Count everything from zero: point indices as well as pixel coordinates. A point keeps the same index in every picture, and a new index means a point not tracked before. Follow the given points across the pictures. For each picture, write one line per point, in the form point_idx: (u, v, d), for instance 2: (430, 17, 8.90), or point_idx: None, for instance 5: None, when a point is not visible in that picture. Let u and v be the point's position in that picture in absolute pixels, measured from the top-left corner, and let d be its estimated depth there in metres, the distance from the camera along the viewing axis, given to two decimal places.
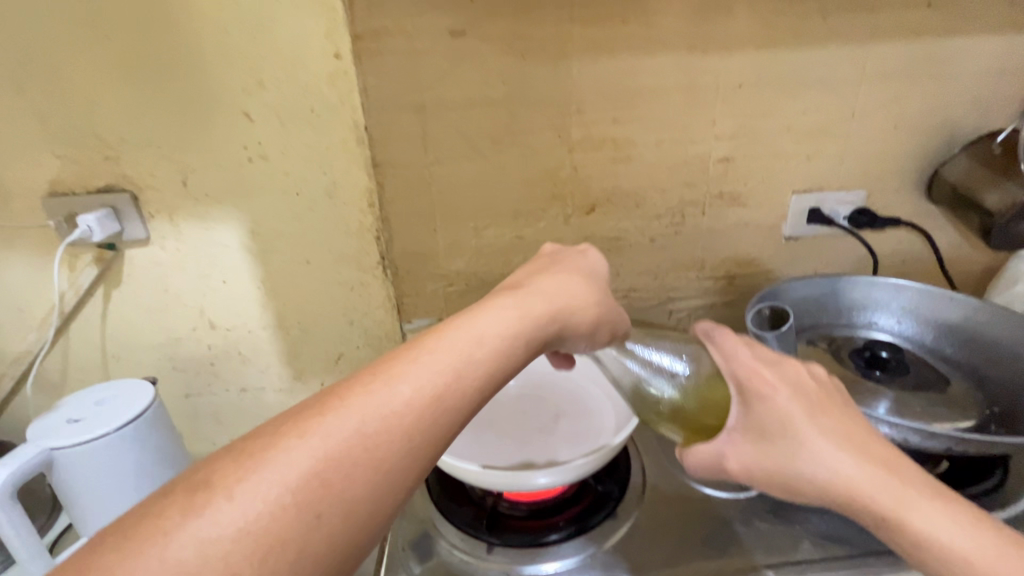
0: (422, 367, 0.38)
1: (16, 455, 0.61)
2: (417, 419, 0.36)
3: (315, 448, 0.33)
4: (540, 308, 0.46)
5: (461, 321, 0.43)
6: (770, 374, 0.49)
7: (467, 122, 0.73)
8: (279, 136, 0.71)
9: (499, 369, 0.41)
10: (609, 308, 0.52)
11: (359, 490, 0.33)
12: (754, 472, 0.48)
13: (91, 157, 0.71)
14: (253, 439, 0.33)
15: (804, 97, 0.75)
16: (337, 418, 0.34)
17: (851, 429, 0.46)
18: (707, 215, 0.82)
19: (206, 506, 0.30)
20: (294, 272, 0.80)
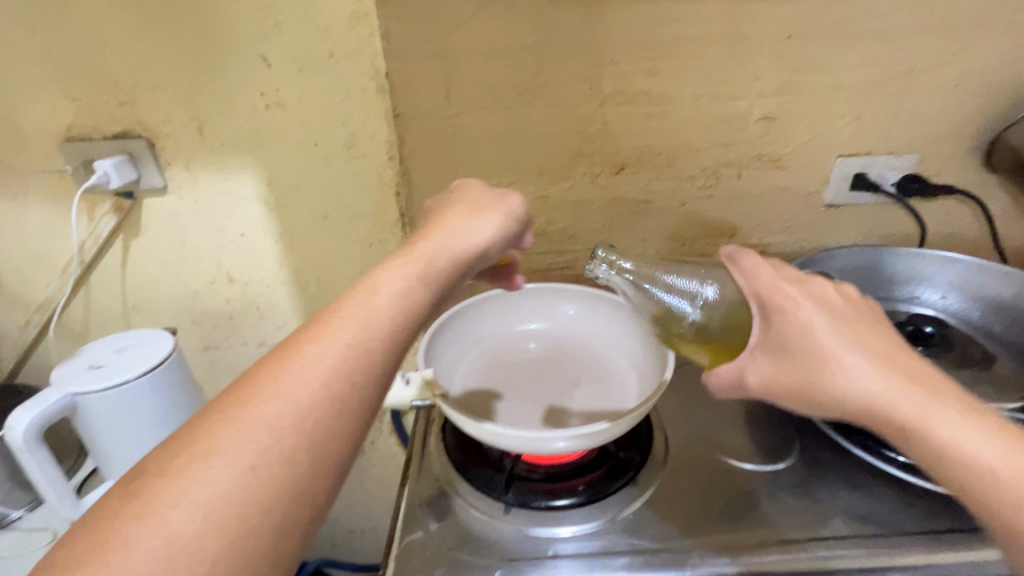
0: (333, 329, 0.38)
1: (41, 398, 0.62)
2: (338, 378, 0.36)
3: (247, 433, 0.33)
4: (448, 257, 0.46)
5: (363, 281, 0.42)
6: (794, 289, 0.46)
7: (492, 71, 0.69)
8: (296, 83, 0.68)
9: (414, 315, 0.42)
10: (502, 241, 0.51)
11: (297, 446, 0.33)
12: (773, 390, 0.46)
13: (105, 101, 0.69)
14: (182, 443, 0.33)
15: (859, 50, 0.69)
16: (258, 401, 0.34)
17: (880, 345, 0.43)
18: (743, 177, 0.78)
19: (159, 510, 0.30)
20: (311, 227, 0.78)
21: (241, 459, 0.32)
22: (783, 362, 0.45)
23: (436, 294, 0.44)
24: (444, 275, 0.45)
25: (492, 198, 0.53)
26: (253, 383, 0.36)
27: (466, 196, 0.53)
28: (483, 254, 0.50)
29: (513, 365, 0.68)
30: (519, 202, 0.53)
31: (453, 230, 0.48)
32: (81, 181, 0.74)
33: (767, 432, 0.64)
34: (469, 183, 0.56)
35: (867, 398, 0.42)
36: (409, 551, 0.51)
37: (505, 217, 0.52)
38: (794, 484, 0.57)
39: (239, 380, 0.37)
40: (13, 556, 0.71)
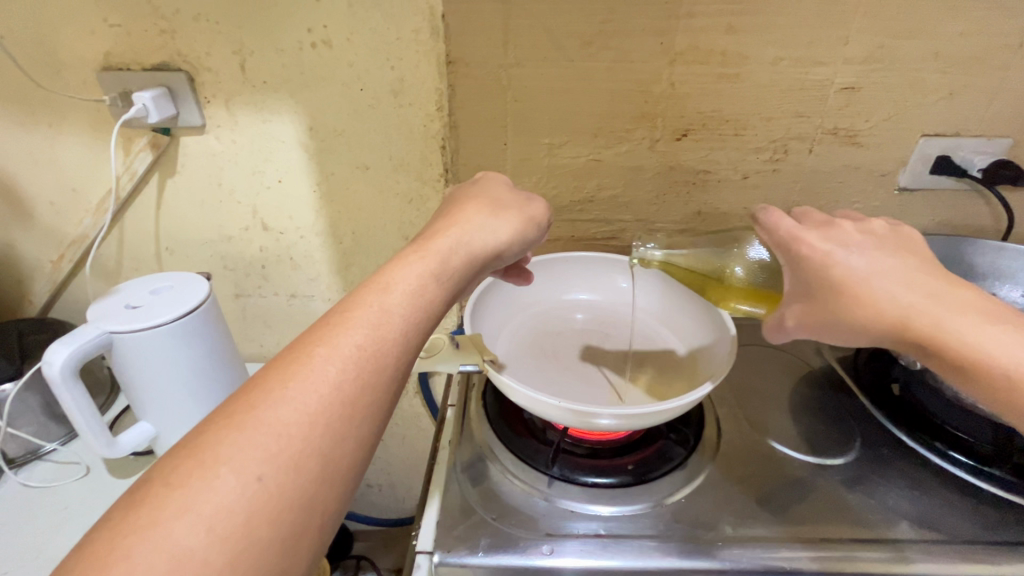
0: (343, 331, 0.38)
1: (78, 335, 0.61)
2: (349, 380, 0.36)
3: (254, 439, 0.32)
4: (459, 257, 0.46)
5: (371, 282, 0.42)
6: (817, 238, 0.47)
7: (557, 17, 0.63)
8: (346, 19, 0.64)
9: (424, 315, 0.42)
10: (523, 240, 0.52)
11: (310, 446, 0.33)
12: (819, 333, 0.48)
13: (145, 28, 0.66)
14: (181, 453, 0.31)
15: (965, 16, 0.62)
16: (264, 406, 0.33)
17: (911, 272, 0.44)
18: (814, 152, 0.72)
19: (158, 526, 0.28)
20: (351, 177, 0.75)
21: (247, 467, 0.31)
22: (819, 306, 0.46)
23: (447, 295, 0.44)
24: (455, 275, 0.45)
25: (512, 199, 0.53)
26: (259, 388, 0.35)
27: (482, 194, 0.54)
28: (498, 254, 0.50)
29: (559, 337, 0.66)
30: (540, 207, 0.54)
31: (467, 230, 0.48)
32: (118, 113, 0.71)
33: (824, 425, 0.61)
34: (494, 181, 0.56)
35: (907, 328, 0.42)
36: (451, 515, 0.50)
37: (525, 218, 0.52)
38: (852, 480, 0.54)
39: (241, 388, 0.36)
40: (48, 487, 0.72)
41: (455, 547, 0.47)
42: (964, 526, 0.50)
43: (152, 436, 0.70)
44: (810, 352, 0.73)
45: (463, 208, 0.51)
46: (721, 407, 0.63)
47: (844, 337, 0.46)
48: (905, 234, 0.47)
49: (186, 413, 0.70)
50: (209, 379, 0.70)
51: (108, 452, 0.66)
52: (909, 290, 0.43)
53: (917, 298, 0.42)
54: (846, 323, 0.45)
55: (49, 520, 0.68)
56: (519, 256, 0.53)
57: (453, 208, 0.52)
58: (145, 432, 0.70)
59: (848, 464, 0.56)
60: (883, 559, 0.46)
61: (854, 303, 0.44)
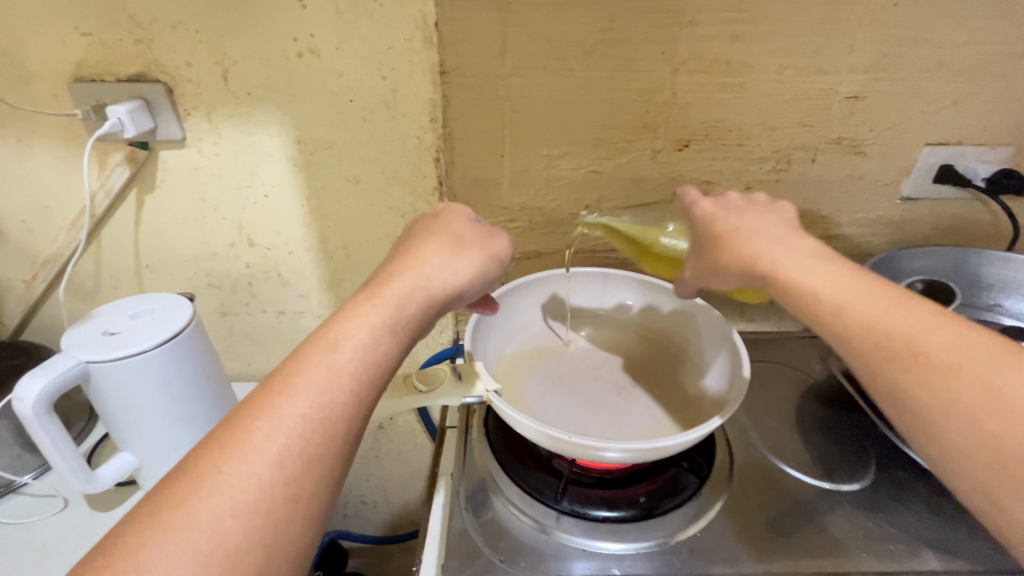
0: (286, 401, 0.35)
1: (52, 366, 0.57)
2: (289, 459, 0.33)
3: (180, 539, 0.29)
4: (415, 302, 0.43)
5: (317, 337, 0.39)
6: (709, 202, 0.55)
7: (556, 25, 0.61)
8: (335, 28, 0.61)
9: (377, 372, 0.39)
10: (483, 278, 0.49)
11: (245, 543, 0.30)
12: (707, 282, 0.54)
13: (119, 37, 0.62)
14: (99, 559, 0.29)
15: (972, 24, 0.61)
16: (193, 498, 0.31)
17: (777, 227, 0.51)
18: (817, 162, 0.71)
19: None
20: (342, 191, 0.72)
21: (172, 574, 0.28)
22: (704, 256, 0.53)
23: (402, 345, 0.41)
24: (411, 323, 0.42)
25: (474, 234, 0.50)
26: (188, 475, 0.32)
27: (442, 228, 0.50)
28: (459, 296, 0.47)
29: (567, 362, 0.64)
30: (503, 242, 0.51)
31: (425, 272, 0.45)
32: (92, 126, 0.67)
33: (836, 445, 0.60)
34: (457, 212, 0.53)
35: (758, 266, 0.48)
36: (456, 557, 0.48)
37: (486, 256, 0.49)
38: (868, 505, 0.53)
39: (168, 473, 0.33)
40: (22, 524, 0.68)
41: None
42: (983, 552, 0.48)
43: (134, 467, 0.67)
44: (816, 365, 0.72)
45: (421, 245, 0.47)
46: (730, 428, 0.62)
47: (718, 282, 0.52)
48: (785, 206, 0.54)
49: (172, 443, 0.66)
50: (194, 409, 0.66)
51: (87, 487, 0.63)
52: (768, 238, 0.49)
53: (769, 242, 0.49)
54: (715, 264, 0.51)
55: (22, 561, 0.64)
56: (480, 293, 0.50)
57: (411, 244, 0.48)
58: (128, 464, 0.66)
59: (863, 488, 0.54)
60: None
61: (723, 247, 0.51)
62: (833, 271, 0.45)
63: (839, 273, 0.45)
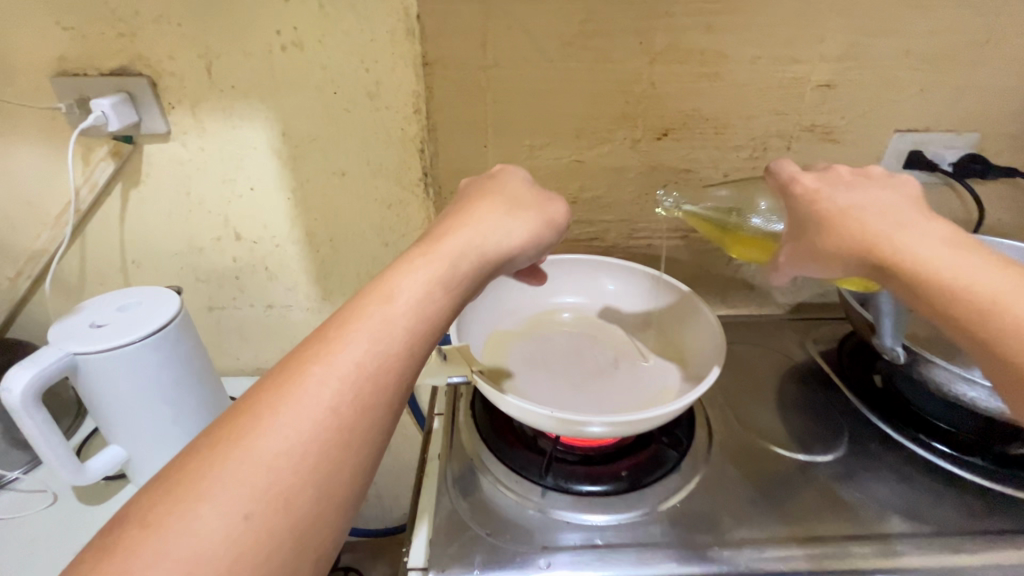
0: (340, 349, 0.35)
1: (39, 358, 0.57)
2: (345, 404, 0.34)
3: (239, 473, 0.30)
4: (469, 259, 0.43)
5: (371, 289, 0.39)
6: (810, 180, 0.50)
7: (536, 17, 0.62)
8: (318, 20, 0.61)
9: (430, 326, 0.39)
10: (539, 242, 0.48)
11: (300, 481, 0.31)
12: (808, 269, 0.50)
13: (102, 31, 0.62)
14: (161, 488, 0.30)
15: (935, 14, 0.63)
16: (252, 436, 0.31)
17: (901, 207, 0.45)
18: (792, 149, 0.73)
19: (133, 573, 0.27)
20: (328, 183, 0.73)
21: (232, 505, 0.29)
22: (805, 241, 0.49)
23: (455, 302, 0.41)
24: (465, 279, 0.42)
25: (531, 196, 0.50)
26: (247, 413, 0.33)
27: (498, 189, 0.50)
28: (513, 258, 0.47)
29: (547, 342, 0.65)
30: (561, 207, 0.51)
31: (480, 230, 0.45)
32: (75, 121, 0.67)
33: (812, 421, 0.62)
34: (514, 174, 0.53)
35: (875, 257, 0.44)
36: (444, 532, 0.49)
37: (543, 220, 0.49)
38: (842, 475, 0.55)
39: (229, 409, 0.34)
40: (12, 519, 0.68)
41: (449, 565, 0.46)
42: (950, 516, 0.51)
43: (124, 459, 0.67)
44: (794, 348, 0.74)
45: (479, 202, 0.48)
46: (710, 407, 0.64)
47: (820, 266, 0.48)
48: (905, 177, 0.48)
49: (161, 435, 0.67)
50: (184, 399, 0.67)
51: (76, 479, 0.63)
52: (895, 223, 0.44)
53: (894, 227, 0.44)
54: (821, 251, 0.47)
55: (12, 555, 0.64)
56: (534, 258, 0.50)
57: (465, 203, 0.49)
58: (117, 456, 0.66)
59: (836, 460, 0.57)
60: (875, 554, 0.47)
61: (832, 233, 0.46)
62: (976, 268, 0.41)
63: (990, 273, 0.40)
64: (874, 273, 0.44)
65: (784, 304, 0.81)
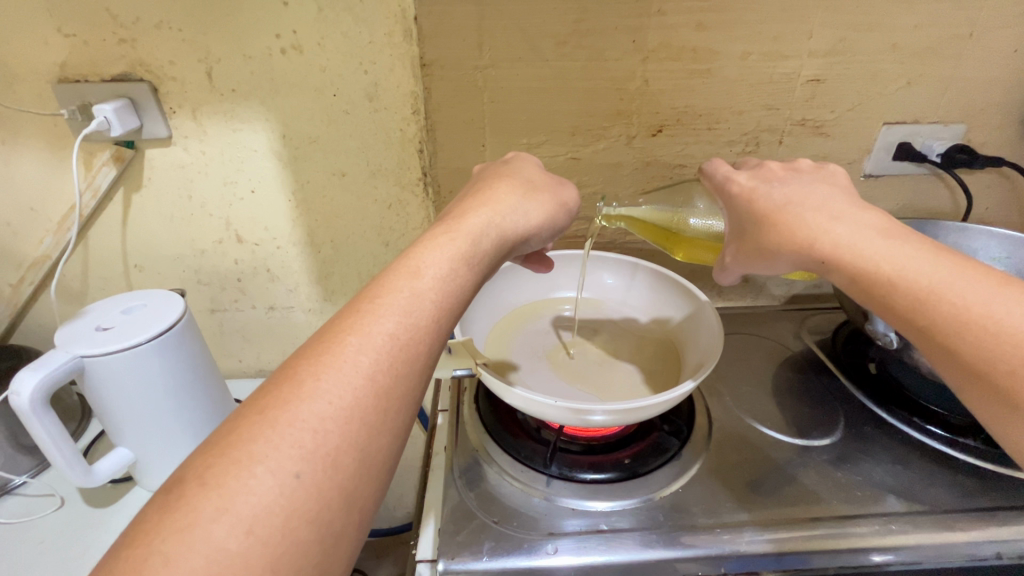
0: (373, 320, 0.36)
1: (47, 361, 0.58)
2: (382, 371, 0.34)
3: (289, 435, 0.30)
4: (489, 238, 0.44)
5: (399, 266, 0.40)
6: (742, 178, 0.52)
7: (531, 17, 0.63)
8: (316, 23, 0.62)
9: (454, 301, 0.40)
10: (552, 221, 0.50)
11: (347, 441, 0.31)
12: (753, 265, 0.51)
13: (103, 38, 0.63)
14: (213, 451, 0.30)
15: (920, 8, 0.65)
16: (298, 401, 0.32)
17: (832, 199, 0.46)
18: (784, 144, 0.74)
19: (197, 527, 0.27)
20: (328, 185, 0.74)
21: (284, 465, 0.29)
22: (746, 239, 0.50)
23: (476, 278, 0.43)
24: (485, 256, 0.44)
25: (543, 180, 0.52)
26: (291, 380, 0.33)
27: (514, 173, 0.52)
28: (527, 238, 0.49)
29: (547, 335, 0.67)
30: (572, 192, 0.53)
31: (499, 210, 0.46)
32: (77, 127, 0.68)
33: (808, 407, 0.63)
34: (525, 161, 0.55)
35: (807, 246, 0.45)
36: (452, 521, 0.50)
37: (556, 202, 0.51)
38: (838, 459, 0.56)
39: (269, 379, 0.34)
40: (20, 523, 0.68)
41: (458, 553, 0.47)
42: (944, 496, 0.52)
43: (131, 461, 0.68)
44: (790, 338, 0.76)
45: (494, 186, 0.49)
46: (709, 396, 0.65)
47: (766, 263, 0.49)
48: (833, 172, 0.50)
49: (166, 437, 0.67)
50: (188, 402, 0.67)
51: (84, 481, 0.63)
52: (826, 213, 0.45)
53: (825, 218, 0.45)
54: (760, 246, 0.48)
55: (20, 558, 0.64)
56: (545, 240, 0.51)
57: (482, 186, 0.50)
58: (124, 458, 0.67)
59: (832, 444, 0.58)
60: (871, 533, 0.48)
61: (773, 228, 0.47)
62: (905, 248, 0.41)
63: (919, 254, 0.41)
64: (816, 264, 0.45)
65: (779, 296, 0.82)
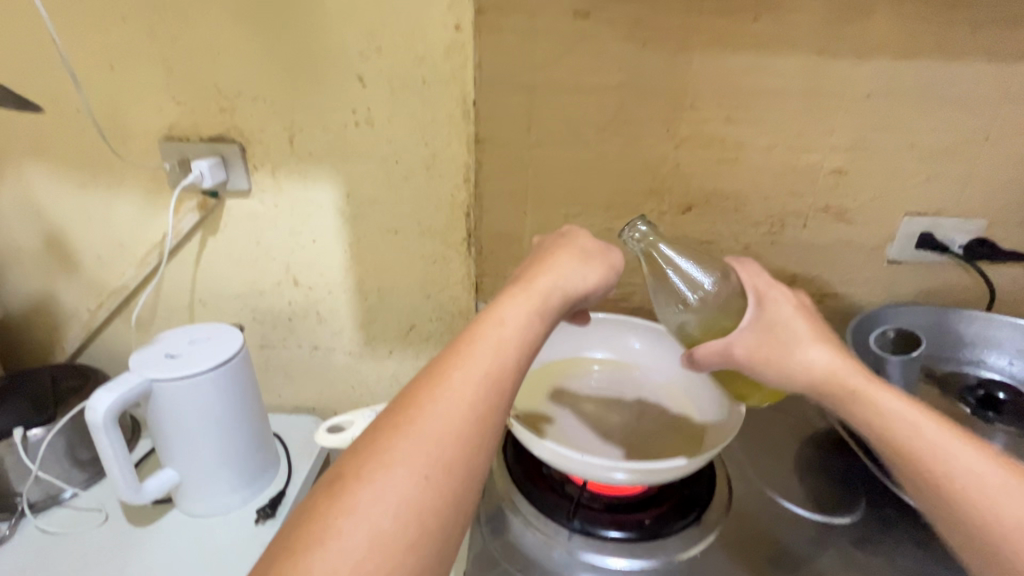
0: (472, 355, 0.41)
1: (122, 382, 0.64)
2: (483, 399, 0.39)
3: (417, 446, 0.36)
4: (558, 295, 0.49)
5: (485, 314, 0.45)
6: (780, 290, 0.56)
7: (576, 107, 0.72)
8: (388, 104, 0.72)
9: (533, 345, 0.45)
10: (603, 285, 0.54)
11: (460, 455, 0.36)
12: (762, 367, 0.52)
13: (208, 106, 0.74)
14: (360, 455, 0.36)
15: (935, 114, 0.71)
16: (422, 418, 0.37)
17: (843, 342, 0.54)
18: (807, 227, 0.79)
19: (357, 510, 0.33)
20: (381, 241, 0.81)
21: (418, 467, 0.35)
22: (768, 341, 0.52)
23: (546, 329, 0.47)
24: (556, 309, 0.48)
25: (596, 246, 0.56)
26: (411, 402, 0.38)
27: (571, 240, 0.56)
28: (586, 297, 0.53)
29: (575, 393, 0.70)
30: (620, 255, 0.56)
31: (565, 271, 0.51)
32: (174, 178, 0.78)
33: (830, 485, 0.64)
34: (579, 229, 0.59)
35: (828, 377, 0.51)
36: (475, 566, 0.52)
37: (608, 265, 0.54)
38: (859, 540, 0.57)
39: (392, 401, 0.39)
40: (65, 534, 0.73)
41: None
42: None
43: (175, 483, 0.72)
44: (812, 414, 0.76)
45: (554, 252, 0.54)
46: (730, 465, 0.66)
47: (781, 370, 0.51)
48: None
49: (213, 461, 0.72)
50: (235, 430, 0.72)
51: (134, 498, 0.68)
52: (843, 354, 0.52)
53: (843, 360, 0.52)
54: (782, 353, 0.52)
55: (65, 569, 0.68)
56: (600, 299, 0.55)
57: (545, 251, 0.54)
58: (169, 479, 0.71)
59: (854, 523, 0.58)
60: None
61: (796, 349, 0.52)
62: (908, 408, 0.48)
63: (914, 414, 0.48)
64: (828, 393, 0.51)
65: None
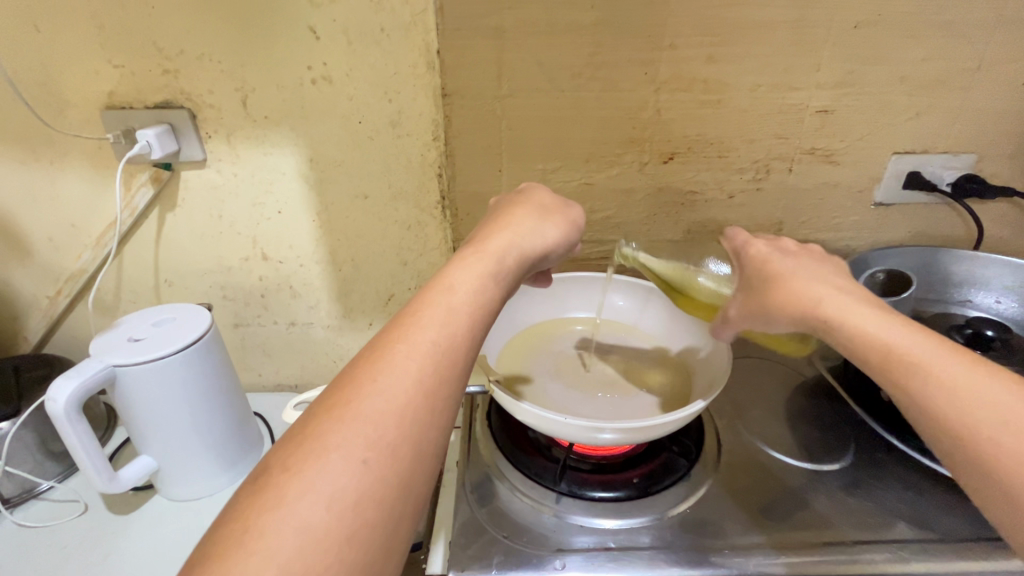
0: (417, 329, 0.39)
1: (82, 368, 0.61)
2: (428, 373, 0.37)
3: (354, 429, 0.33)
4: (512, 257, 0.46)
5: (433, 283, 0.42)
6: (764, 247, 0.57)
7: (548, 51, 0.67)
8: (346, 57, 0.66)
9: (486, 312, 0.42)
10: (566, 241, 0.51)
11: (403, 434, 0.34)
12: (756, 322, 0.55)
13: (149, 68, 0.68)
14: (292, 444, 0.33)
15: (926, 42, 0.67)
16: (360, 400, 0.35)
17: (831, 278, 0.52)
18: (794, 171, 0.76)
19: (287, 504, 0.30)
20: (351, 207, 0.77)
21: (354, 454, 0.33)
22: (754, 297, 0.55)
23: (502, 293, 0.45)
24: (510, 274, 0.46)
25: (553, 203, 0.53)
26: (350, 384, 0.36)
27: (527, 199, 0.53)
28: (546, 258, 0.50)
29: (561, 355, 0.68)
30: (581, 211, 0.54)
31: (521, 231, 0.48)
32: (121, 150, 0.72)
33: (820, 432, 0.64)
34: (536, 187, 0.56)
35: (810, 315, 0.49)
36: (462, 535, 0.51)
37: (570, 222, 0.52)
38: (850, 485, 0.57)
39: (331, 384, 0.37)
40: (44, 527, 0.71)
41: (468, 566, 0.48)
42: (958, 524, 0.52)
43: (152, 469, 0.70)
44: (801, 362, 0.75)
45: (509, 212, 0.51)
46: (720, 418, 0.66)
47: (769, 322, 0.53)
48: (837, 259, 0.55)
49: (190, 446, 0.70)
50: (211, 414, 0.70)
51: (108, 487, 0.65)
52: (826, 288, 0.50)
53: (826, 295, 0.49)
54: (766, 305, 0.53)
55: (47, 561, 0.67)
56: (564, 258, 0.53)
57: (501, 212, 0.52)
58: (145, 466, 0.69)
59: (843, 469, 0.58)
60: (883, 560, 0.49)
61: (775, 294, 0.52)
62: (894, 323, 0.46)
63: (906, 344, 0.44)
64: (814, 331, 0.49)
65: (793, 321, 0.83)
